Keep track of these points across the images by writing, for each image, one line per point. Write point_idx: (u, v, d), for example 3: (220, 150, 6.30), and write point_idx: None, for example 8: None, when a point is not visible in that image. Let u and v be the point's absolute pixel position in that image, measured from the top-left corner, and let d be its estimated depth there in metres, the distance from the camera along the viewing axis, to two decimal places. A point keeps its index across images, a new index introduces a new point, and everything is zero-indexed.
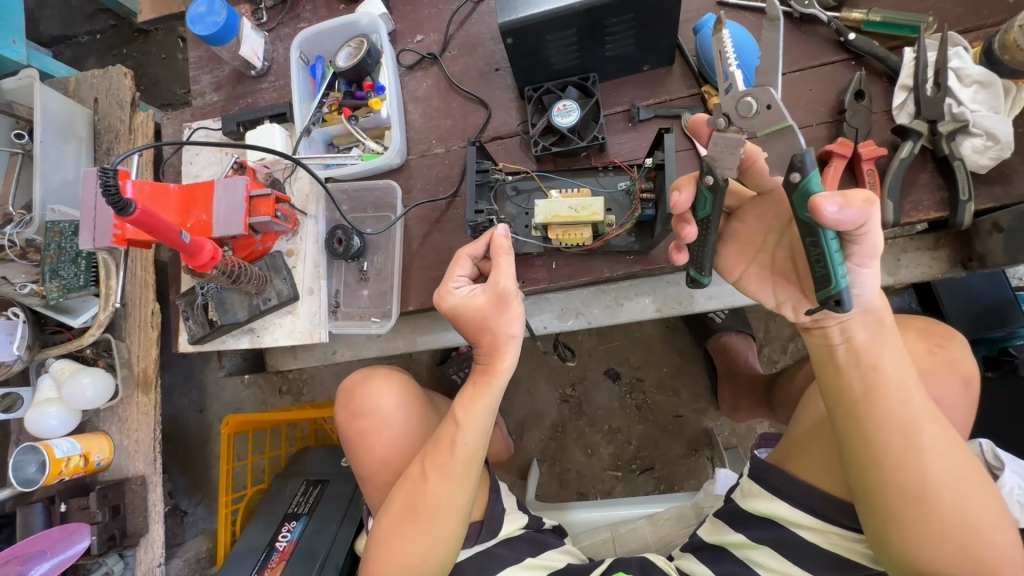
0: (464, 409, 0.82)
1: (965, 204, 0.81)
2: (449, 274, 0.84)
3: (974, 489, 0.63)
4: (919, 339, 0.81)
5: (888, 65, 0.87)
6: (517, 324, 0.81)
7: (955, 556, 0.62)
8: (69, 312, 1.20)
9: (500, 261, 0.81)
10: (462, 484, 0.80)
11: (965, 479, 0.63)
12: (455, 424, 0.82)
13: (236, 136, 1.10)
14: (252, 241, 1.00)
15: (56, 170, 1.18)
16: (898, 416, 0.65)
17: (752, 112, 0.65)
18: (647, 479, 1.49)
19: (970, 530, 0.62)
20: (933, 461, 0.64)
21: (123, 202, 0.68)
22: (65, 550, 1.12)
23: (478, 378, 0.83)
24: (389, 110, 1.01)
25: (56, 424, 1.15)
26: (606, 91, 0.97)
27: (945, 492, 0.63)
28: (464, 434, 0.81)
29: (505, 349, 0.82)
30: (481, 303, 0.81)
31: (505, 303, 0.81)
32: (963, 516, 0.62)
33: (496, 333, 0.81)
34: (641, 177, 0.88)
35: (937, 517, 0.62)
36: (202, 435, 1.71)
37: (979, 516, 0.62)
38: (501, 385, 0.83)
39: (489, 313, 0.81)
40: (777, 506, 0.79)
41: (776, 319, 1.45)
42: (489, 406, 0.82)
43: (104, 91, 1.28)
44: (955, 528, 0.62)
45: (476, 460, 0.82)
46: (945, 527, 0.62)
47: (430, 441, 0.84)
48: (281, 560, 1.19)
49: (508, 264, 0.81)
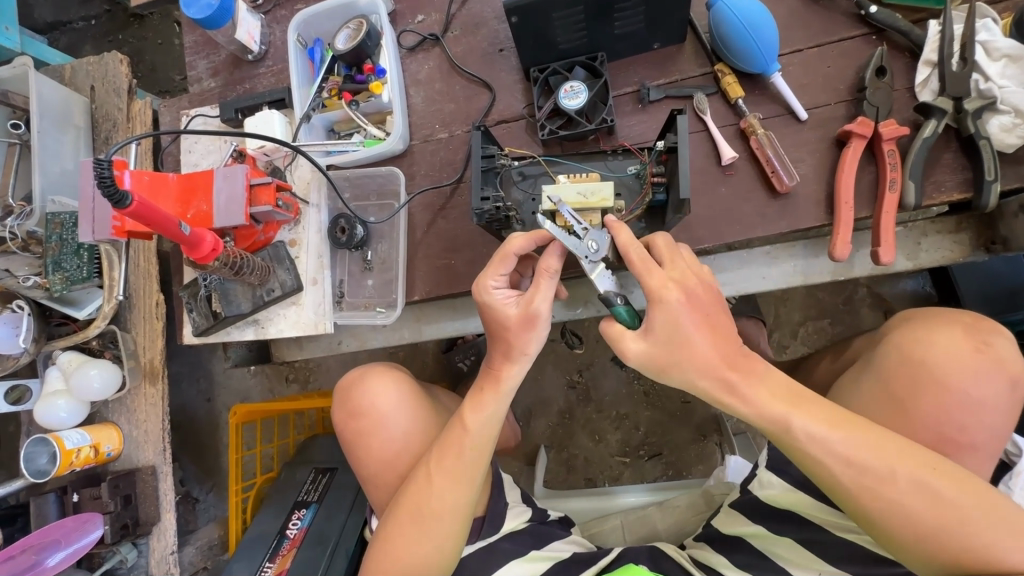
0: (471, 412, 0.82)
1: (990, 184, 0.78)
2: (490, 268, 0.80)
3: (929, 500, 0.64)
4: (964, 335, 0.76)
5: (911, 39, 0.83)
6: (535, 345, 0.79)
7: (946, 554, 0.64)
8: (74, 304, 1.20)
9: (543, 283, 0.76)
10: (468, 485, 0.81)
11: (911, 495, 0.65)
12: (463, 427, 0.81)
13: (235, 123, 1.08)
14: (254, 232, 0.98)
15: (55, 160, 1.16)
16: (808, 462, 0.69)
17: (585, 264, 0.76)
18: (656, 465, 1.48)
19: (956, 529, 0.63)
20: (863, 491, 0.66)
21: (119, 194, 0.66)
22: (80, 540, 1.14)
23: (488, 383, 0.82)
24: (390, 94, 0.98)
25: (66, 416, 1.15)
26: (614, 71, 0.94)
27: (890, 513, 0.65)
28: (471, 438, 0.81)
29: (512, 363, 0.80)
30: (511, 315, 0.78)
31: (532, 325, 0.78)
32: (921, 526, 0.64)
33: (510, 342, 0.79)
34: (652, 161, 0.85)
35: (900, 531, 0.66)
36: (211, 424, 1.72)
37: (941, 522, 0.64)
38: (507, 389, 0.82)
39: (514, 330, 0.78)
40: (801, 500, 0.83)
41: (786, 303, 1.41)
42: (497, 411, 0.81)
43: (100, 78, 1.25)
44: (924, 536, 0.64)
45: (484, 462, 0.82)
46: (910, 538, 0.65)
47: (436, 444, 0.83)
48: (292, 547, 1.20)
49: (551, 287, 0.76)
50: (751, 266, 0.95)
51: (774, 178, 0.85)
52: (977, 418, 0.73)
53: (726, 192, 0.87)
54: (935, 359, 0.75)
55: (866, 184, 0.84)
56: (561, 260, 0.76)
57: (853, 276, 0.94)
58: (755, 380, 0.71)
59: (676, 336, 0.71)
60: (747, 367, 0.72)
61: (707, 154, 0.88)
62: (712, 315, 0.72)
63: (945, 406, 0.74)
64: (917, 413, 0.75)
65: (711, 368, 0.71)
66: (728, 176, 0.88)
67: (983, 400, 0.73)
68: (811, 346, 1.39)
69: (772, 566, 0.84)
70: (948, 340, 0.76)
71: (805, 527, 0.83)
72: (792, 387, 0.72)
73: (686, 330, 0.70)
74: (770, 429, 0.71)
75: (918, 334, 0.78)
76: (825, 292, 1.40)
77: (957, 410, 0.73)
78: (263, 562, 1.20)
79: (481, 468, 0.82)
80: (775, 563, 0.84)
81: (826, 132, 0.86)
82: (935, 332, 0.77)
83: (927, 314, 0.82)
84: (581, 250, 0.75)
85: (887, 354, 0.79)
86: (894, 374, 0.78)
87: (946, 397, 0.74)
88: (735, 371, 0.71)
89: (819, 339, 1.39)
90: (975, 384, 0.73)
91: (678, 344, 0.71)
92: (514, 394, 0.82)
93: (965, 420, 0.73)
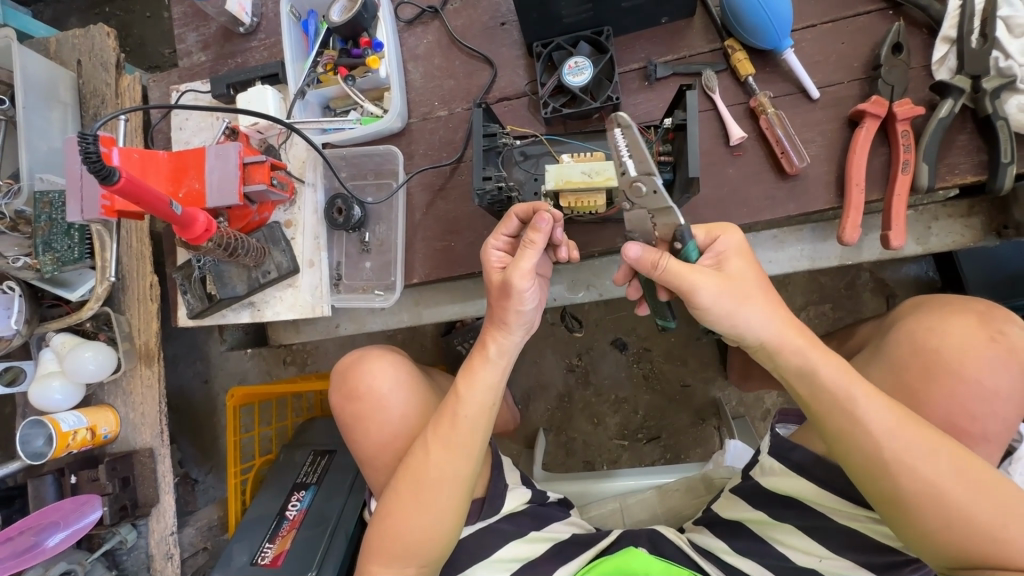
0: (464, 381, 0.81)
1: (1006, 167, 0.76)
2: (494, 229, 0.82)
3: (964, 485, 0.64)
4: (978, 325, 0.76)
5: (930, 14, 0.80)
6: (512, 318, 0.78)
7: (979, 548, 0.63)
8: (66, 285, 1.17)
9: (525, 253, 0.74)
10: (466, 455, 0.80)
11: (949, 477, 0.65)
12: (456, 397, 0.81)
13: (227, 99, 1.04)
14: (248, 212, 0.96)
15: (43, 137, 1.12)
16: (847, 432, 0.69)
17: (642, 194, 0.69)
18: (654, 448, 1.48)
19: (988, 518, 0.63)
20: (897, 463, 0.66)
21: (106, 170, 0.63)
22: (78, 521, 1.14)
23: (476, 351, 0.82)
24: (388, 69, 0.94)
25: (61, 398, 1.14)
26: (620, 48, 0.90)
27: (924, 496, 0.65)
28: (466, 405, 0.80)
29: (499, 331, 0.80)
30: (495, 277, 0.79)
31: (508, 295, 0.76)
32: (956, 514, 0.64)
33: (495, 311, 0.79)
34: (658, 140, 0.83)
35: (926, 518, 0.65)
36: (208, 406, 1.71)
37: (974, 508, 0.63)
38: (492, 356, 0.81)
39: (493, 296, 0.78)
40: (803, 487, 0.83)
41: (788, 288, 1.40)
42: (490, 378, 0.81)
43: (87, 52, 1.20)
44: (954, 523, 0.64)
45: (481, 429, 0.81)
46: (940, 527, 0.64)
47: (433, 415, 0.83)
48: (292, 528, 1.19)
49: (531, 258, 0.74)
50: (757, 249, 0.93)
51: (783, 159, 0.82)
52: (991, 408, 0.73)
53: (734, 173, 0.85)
54: (948, 349, 0.75)
55: (877, 167, 0.82)
56: (545, 234, 0.73)
57: (861, 261, 0.93)
58: (794, 356, 0.72)
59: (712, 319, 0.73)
60: (790, 344, 0.73)
61: (715, 135, 0.86)
62: (749, 293, 0.73)
63: (958, 394, 0.73)
64: (928, 400, 0.74)
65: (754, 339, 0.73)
66: (736, 158, 0.85)
67: (997, 390, 0.73)
68: (812, 330, 1.38)
69: (772, 551, 0.86)
70: (961, 331, 0.76)
71: (802, 511, 0.84)
72: (835, 358, 0.71)
73: (751, 303, 0.72)
74: (805, 394, 0.72)
75: (931, 324, 0.78)
76: (827, 277, 1.39)
77: (969, 398, 0.73)
78: (263, 542, 1.18)
79: (479, 436, 0.81)
80: (774, 549, 0.86)
81: (838, 112, 0.83)
82: (948, 321, 0.77)
83: (940, 303, 0.81)
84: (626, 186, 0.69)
85: (899, 342, 0.80)
86: (906, 363, 0.77)
87: (959, 384, 0.73)
88: (794, 340, 0.72)
89: (819, 323, 1.38)
90: (989, 373, 0.73)
91: (741, 313, 0.71)
92: (506, 362, 0.82)
93: (978, 409, 0.73)
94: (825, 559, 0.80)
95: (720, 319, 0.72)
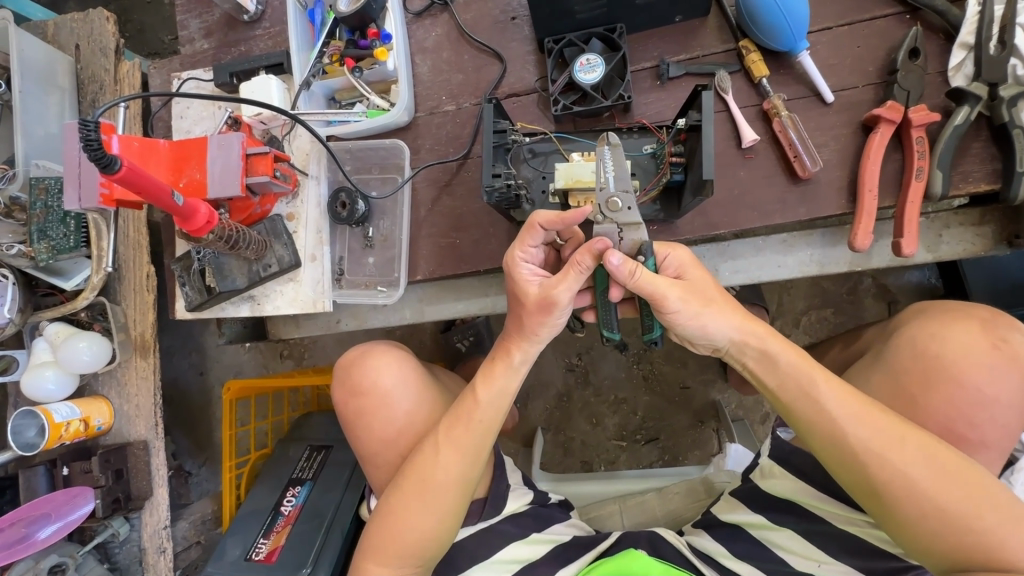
0: (483, 385, 0.80)
1: (1022, 176, 0.75)
2: (520, 240, 0.77)
3: (933, 473, 0.65)
4: (981, 330, 0.76)
5: (948, 19, 0.79)
6: (547, 329, 0.77)
7: (957, 537, 0.64)
8: (61, 274, 1.14)
9: (571, 276, 0.73)
10: (474, 458, 0.80)
11: (917, 466, 0.66)
12: (474, 400, 0.80)
13: (230, 88, 1.02)
14: (250, 204, 0.93)
15: (39, 122, 1.10)
16: (811, 424, 0.71)
17: (618, 209, 0.72)
18: (652, 450, 1.48)
19: (961, 507, 0.64)
20: (867, 453, 0.67)
21: (107, 158, 0.62)
22: (71, 513, 1.12)
23: (499, 357, 0.80)
24: (396, 61, 0.93)
25: (54, 387, 1.12)
26: (633, 45, 0.89)
27: (895, 485, 0.66)
28: (482, 411, 0.80)
29: (524, 341, 0.78)
30: (531, 293, 0.76)
31: (549, 310, 0.75)
32: (928, 503, 0.65)
33: (522, 321, 0.77)
34: (670, 141, 0.82)
35: (904, 507, 0.66)
36: (203, 398, 1.69)
37: (945, 497, 0.64)
38: (516, 363, 0.80)
39: (530, 311, 0.76)
40: (801, 490, 0.84)
41: (790, 292, 1.40)
42: (510, 384, 0.80)
43: (85, 36, 1.18)
44: (927, 512, 0.65)
45: (491, 435, 0.81)
46: (915, 516, 0.65)
47: (445, 416, 0.82)
48: (287, 523, 1.18)
49: (578, 281, 0.72)
50: (766, 253, 0.93)
51: (796, 162, 0.81)
52: (990, 414, 0.73)
53: (746, 175, 0.84)
54: (948, 354, 0.75)
55: (890, 173, 0.81)
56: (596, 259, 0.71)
57: (870, 267, 0.92)
58: (753, 349, 0.74)
59: (680, 326, 0.74)
60: (753, 337, 0.74)
61: (728, 137, 0.85)
62: (710, 294, 0.74)
63: (954, 399, 0.74)
64: (926, 405, 0.75)
65: (716, 338, 0.74)
66: (748, 160, 0.84)
67: (996, 397, 0.73)
68: (813, 335, 1.38)
69: (770, 555, 0.85)
70: (961, 336, 0.75)
71: (802, 515, 0.84)
72: (793, 348, 0.73)
73: (711, 300, 0.73)
74: (772, 386, 0.74)
75: (933, 330, 0.77)
76: (830, 282, 1.38)
77: (967, 403, 0.73)
78: (257, 537, 1.16)
79: (489, 442, 0.81)
80: (771, 552, 0.85)
81: (852, 116, 0.82)
82: (950, 327, 0.77)
83: (943, 308, 0.81)
84: (602, 198, 0.72)
85: (900, 347, 0.79)
86: (907, 368, 0.77)
87: (954, 389, 0.74)
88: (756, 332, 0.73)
89: (821, 327, 1.37)
90: (988, 380, 0.73)
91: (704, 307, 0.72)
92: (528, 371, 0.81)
93: (976, 415, 0.73)
94: (824, 565, 0.79)
95: (686, 324, 0.73)
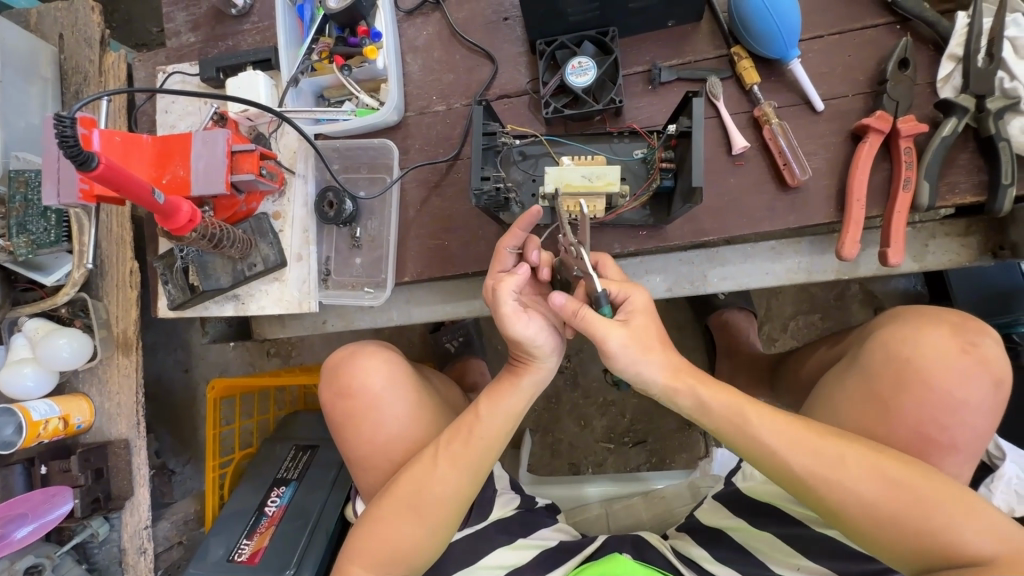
0: (488, 403, 0.79)
1: (1006, 188, 0.76)
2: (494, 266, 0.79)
3: (879, 481, 0.66)
4: (951, 334, 0.76)
5: (937, 31, 0.80)
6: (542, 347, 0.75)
7: (914, 539, 0.65)
8: (41, 269, 1.12)
9: (495, 295, 0.74)
10: (475, 476, 0.79)
11: (862, 477, 0.66)
12: (476, 417, 0.79)
13: (216, 83, 1.00)
14: (235, 202, 0.91)
15: (19, 114, 1.08)
16: (749, 454, 0.71)
17: (585, 253, 0.71)
18: (640, 452, 1.48)
19: (912, 507, 0.65)
20: (807, 476, 0.68)
21: (85, 156, 0.60)
22: (48, 514, 1.09)
23: (508, 376, 0.80)
24: (387, 60, 0.91)
25: (33, 385, 1.09)
26: (626, 49, 0.88)
27: (846, 499, 0.67)
28: (483, 426, 0.79)
29: (528, 356, 0.77)
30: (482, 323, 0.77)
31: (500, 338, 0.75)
32: (880, 508, 0.66)
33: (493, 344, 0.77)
34: (661, 145, 0.81)
35: (859, 516, 0.66)
36: (187, 396, 1.67)
37: (896, 501, 0.65)
38: (527, 386, 0.79)
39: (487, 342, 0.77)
40: (780, 493, 0.86)
41: (778, 296, 1.40)
42: (516, 404, 0.79)
43: (69, 27, 1.15)
44: (882, 517, 0.66)
45: (494, 454, 0.80)
46: (869, 524, 0.66)
47: (447, 430, 0.81)
48: (270, 524, 1.16)
49: (506, 301, 0.73)
50: (756, 259, 0.93)
51: (786, 170, 0.82)
52: (962, 418, 0.74)
53: (735, 182, 0.84)
54: (920, 358, 0.75)
55: (878, 182, 0.81)
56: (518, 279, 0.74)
57: (857, 275, 0.93)
58: (685, 391, 0.72)
59: (617, 365, 0.72)
60: (687, 372, 0.72)
61: (720, 143, 0.85)
62: (651, 334, 0.72)
63: (926, 402, 0.74)
64: (898, 409, 0.75)
65: (646, 378, 0.72)
66: (738, 167, 0.84)
67: (966, 399, 0.74)
68: (800, 340, 1.38)
69: (753, 559, 0.85)
70: (934, 339, 0.76)
71: (785, 520, 0.84)
72: (723, 389, 0.72)
73: (654, 339, 0.72)
74: (709, 426, 0.72)
75: (910, 333, 0.78)
76: (818, 288, 1.39)
77: (936, 407, 0.74)
78: (241, 538, 1.15)
79: (490, 459, 0.80)
80: (753, 557, 0.84)
81: (842, 125, 0.82)
82: (925, 330, 0.77)
83: (915, 312, 0.82)
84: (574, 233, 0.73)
85: (874, 351, 0.80)
86: (880, 371, 0.78)
87: (927, 391, 0.74)
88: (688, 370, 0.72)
89: (808, 333, 1.38)
90: (957, 383, 0.74)
91: (639, 347, 0.71)
92: (537, 395, 0.81)
93: (949, 420, 0.74)
94: (803, 568, 0.79)
95: (622, 367, 0.71)
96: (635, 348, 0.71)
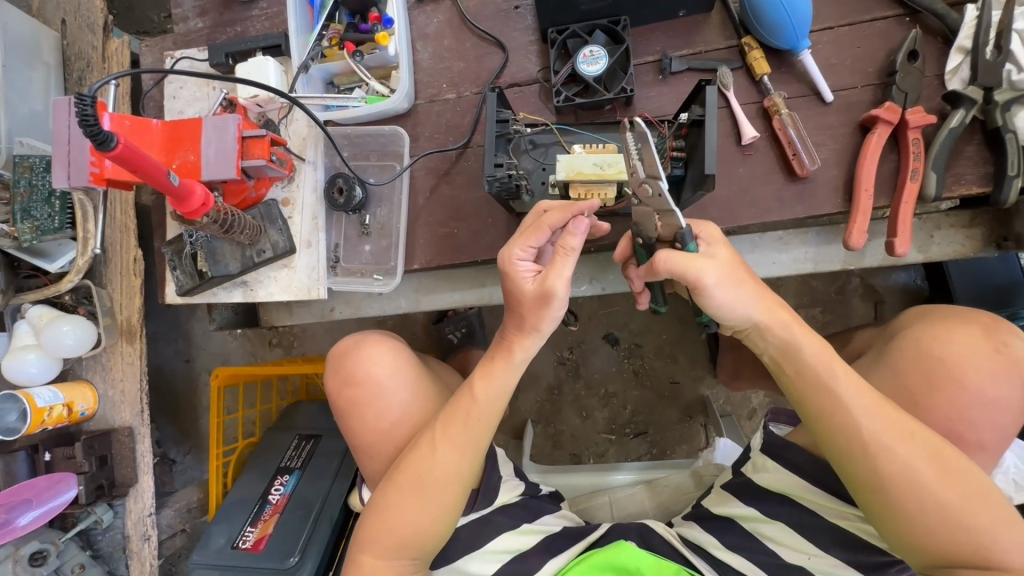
0: (482, 380, 0.80)
1: (1012, 180, 0.77)
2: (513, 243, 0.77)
3: (937, 468, 0.66)
4: (984, 336, 0.77)
5: (946, 23, 0.80)
6: (547, 321, 0.76)
7: (953, 535, 0.65)
8: (45, 256, 1.11)
9: (562, 262, 0.72)
10: (472, 457, 0.80)
11: (923, 459, 0.66)
12: (472, 396, 0.79)
13: (224, 69, 1.00)
14: (245, 187, 0.92)
15: (23, 100, 1.07)
16: (822, 416, 0.70)
17: (649, 195, 0.67)
18: (640, 443, 1.50)
19: (956, 504, 0.65)
20: (874, 443, 0.67)
21: (104, 135, 0.60)
22: (52, 499, 1.09)
23: (501, 352, 0.80)
24: (398, 47, 0.92)
25: (37, 371, 1.09)
26: (636, 38, 0.89)
27: (903, 480, 0.66)
28: (480, 407, 0.79)
29: (527, 336, 0.78)
30: (527, 289, 0.75)
31: (547, 304, 0.74)
32: (931, 499, 0.65)
33: (523, 317, 0.76)
34: (672, 134, 0.82)
35: (906, 504, 0.66)
36: (188, 385, 1.67)
37: (946, 494, 0.65)
38: (520, 362, 0.79)
39: (527, 306, 0.75)
40: (792, 482, 0.84)
41: (779, 289, 1.41)
42: (510, 380, 0.80)
43: (72, 12, 1.14)
44: (928, 507, 0.65)
45: (491, 432, 0.81)
46: (913, 513, 0.66)
47: (443, 412, 0.81)
48: (275, 512, 1.17)
49: (567, 265, 0.72)
50: (763, 250, 0.94)
51: (795, 161, 0.82)
52: (990, 417, 0.75)
53: (744, 173, 0.85)
54: (952, 357, 0.76)
55: (886, 173, 0.83)
56: (580, 240, 0.71)
57: (863, 266, 0.94)
58: (775, 332, 0.72)
59: (712, 306, 0.72)
60: (777, 324, 0.72)
61: (729, 132, 0.85)
62: (740, 273, 0.72)
63: (956, 400, 0.75)
64: (930, 407, 0.76)
65: (740, 315, 0.72)
66: (747, 157, 0.85)
67: (996, 400, 0.75)
68: None
69: (759, 546, 0.86)
70: (967, 340, 0.77)
71: (790, 507, 0.85)
72: (818, 339, 0.72)
73: (748, 289, 0.71)
74: (789, 375, 0.73)
75: (938, 332, 0.79)
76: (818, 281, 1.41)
77: (970, 407, 0.75)
78: (243, 526, 1.15)
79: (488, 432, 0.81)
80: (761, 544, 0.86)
81: (850, 117, 0.83)
82: (954, 331, 0.78)
83: (942, 314, 0.83)
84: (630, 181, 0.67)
85: (902, 348, 0.81)
86: (909, 369, 0.79)
87: (961, 391, 0.75)
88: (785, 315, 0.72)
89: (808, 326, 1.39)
90: (991, 384, 0.75)
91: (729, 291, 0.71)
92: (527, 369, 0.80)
93: (976, 418, 0.75)
94: (815, 558, 0.81)
95: (717, 304, 0.71)
96: (724, 285, 0.70)
